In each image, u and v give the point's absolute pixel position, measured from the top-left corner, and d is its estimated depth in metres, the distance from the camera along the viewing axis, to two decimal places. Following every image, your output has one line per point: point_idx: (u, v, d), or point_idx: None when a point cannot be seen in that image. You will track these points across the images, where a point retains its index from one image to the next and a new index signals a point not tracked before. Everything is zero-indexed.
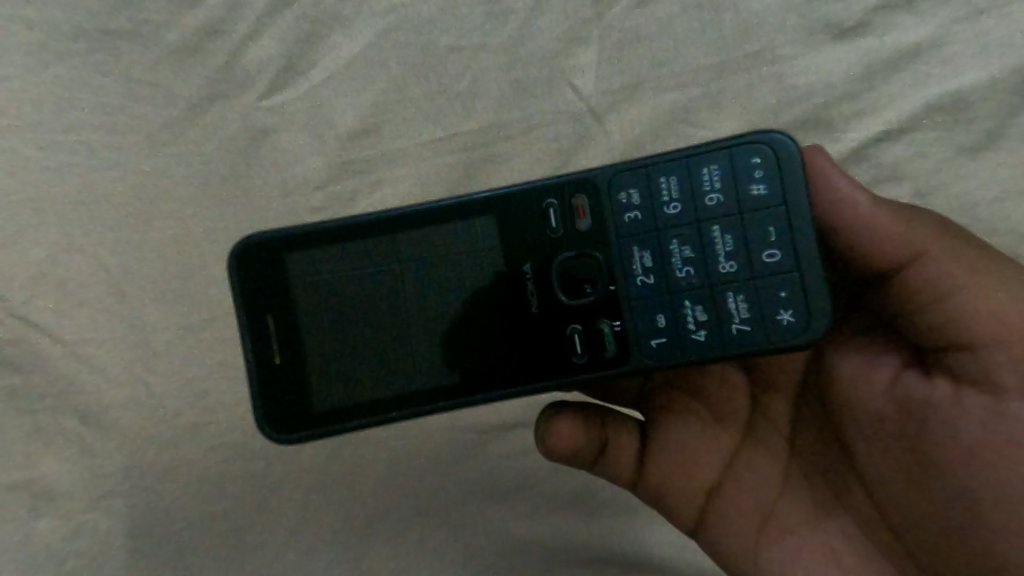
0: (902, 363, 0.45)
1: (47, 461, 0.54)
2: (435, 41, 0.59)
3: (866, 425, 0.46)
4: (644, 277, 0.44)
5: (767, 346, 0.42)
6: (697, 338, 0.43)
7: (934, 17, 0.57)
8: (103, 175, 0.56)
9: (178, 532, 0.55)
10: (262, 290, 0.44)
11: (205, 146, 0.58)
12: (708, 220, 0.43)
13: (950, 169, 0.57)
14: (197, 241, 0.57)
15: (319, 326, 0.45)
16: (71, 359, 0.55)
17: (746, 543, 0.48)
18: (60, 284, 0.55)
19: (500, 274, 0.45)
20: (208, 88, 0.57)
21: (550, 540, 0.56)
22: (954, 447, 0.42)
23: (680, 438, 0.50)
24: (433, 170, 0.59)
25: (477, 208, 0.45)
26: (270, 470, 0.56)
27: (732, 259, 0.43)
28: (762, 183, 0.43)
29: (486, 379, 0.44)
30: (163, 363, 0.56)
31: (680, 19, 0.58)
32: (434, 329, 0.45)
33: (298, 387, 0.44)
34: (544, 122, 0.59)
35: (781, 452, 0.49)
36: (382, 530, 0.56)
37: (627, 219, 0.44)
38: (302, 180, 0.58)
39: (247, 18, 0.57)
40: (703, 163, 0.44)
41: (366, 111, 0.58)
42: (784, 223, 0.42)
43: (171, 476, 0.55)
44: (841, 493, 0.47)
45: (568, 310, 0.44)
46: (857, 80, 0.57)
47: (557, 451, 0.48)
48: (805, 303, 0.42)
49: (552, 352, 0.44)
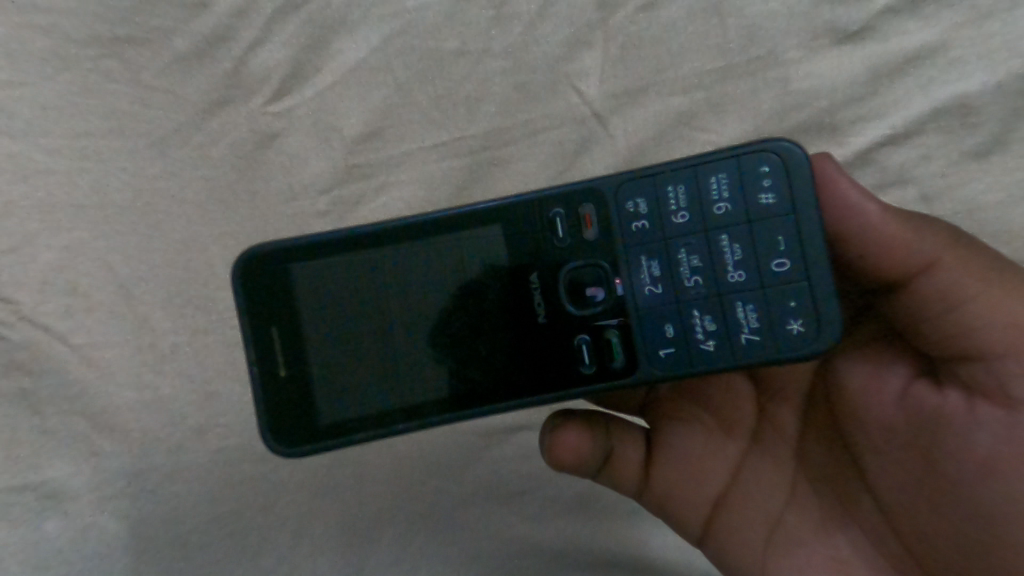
0: (913, 372, 0.44)
1: (56, 461, 0.55)
2: (440, 46, 0.59)
3: (875, 435, 0.45)
4: (652, 286, 0.42)
5: (782, 358, 0.40)
6: (706, 349, 0.41)
7: (939, 20, 0.56)
8: (114, 180, 0.58)
9: (183, 533, 0.55)
10: (263, 299, 0.42)
11: (213, 152, 0.59)
12: (716, 229, 0.41)
13: (954, 173, 0.57)
14: (205, 245, 0.59)
15: (322, 337, 0.43)
16: (82, 361, 0.56)
17: (753, 554, 0.47)
18: (73, 287, 0.57)
19: (504, 285, 0.43)
20: (217, 94, 0.58)
21: (554, 544, 0.56)
22: (967, 460, 0.41)
23: (687, 447, 0.49)
24: (437, 175, 0.59)
25: (481, 218, 0.43)
26: (275, 471, 0.57)
27: (743, 269, 0.41)
28: (771, 192, 0.40)
29: (491, 392, 0.42)
30: (170, 364, 0.58)
31: (684, 22, 0.58)
32: (439, 338, 0.43)
33: (303, 399, 0.42)
34: (548, 126, 0.59)
35: (788, 461, 0.48)
36: (384, 535, 0.56)
37: (633, 227, 0.42)
38: (309, 185, 0.59)
39: (255, 24, 0.58)
40: (711, 171, 0.41)
41: (371, 116, 0.59)
42: (796, 232, 0.40)
43: (176, 477, 0.56)
44: (851, 505, 0.46)
45: (572, 321, 0.42)
46: (863, 85, 0.57)
47: (562, 461, 0.47)
48: (826, 312, 0.40)
49: (558, 364, 0.42)
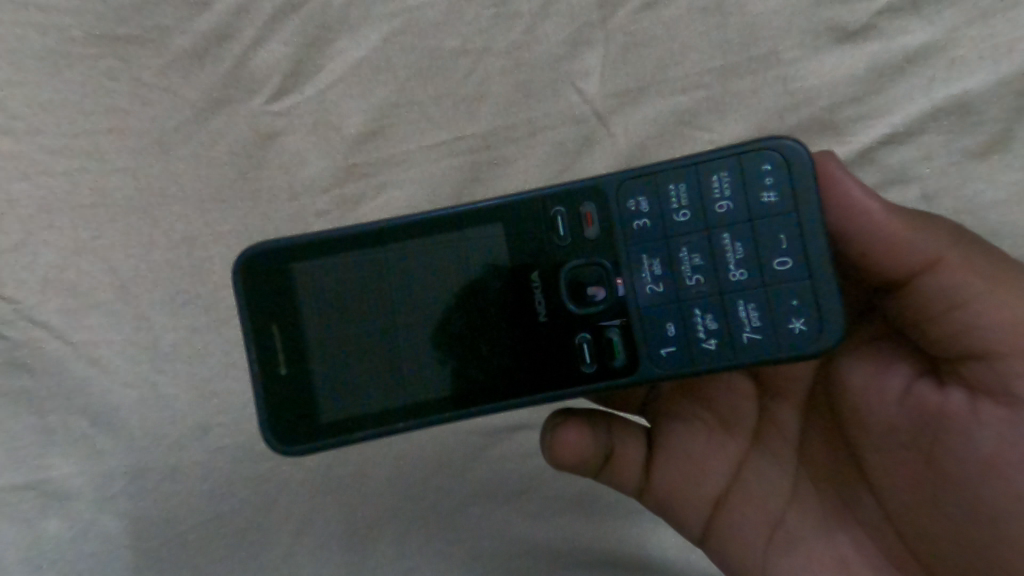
0: (915, 371, 0.44)
1: (57, 460, 0.55)
2: (441, 45, 0.59)
3: (877, 434, 0.45)
4: (653, 285, 0.42)
5: (783, 357, 0.40)
6: (708, 347, 0.41)
7: (940, 20, 0.56)
8: (114, 179, 0.58)
9: (184, 532, 0.55)
10: (263, 298, 0.42)
11: (213, 151, 0.59)
12: (718, 227, 0.41)
13: (955, 172, 0.57)
14: (206, 244, 0.59)
15: (323, 335, 0.43)
16: (82, 360, 0.56)
17: (755, 553, 0.46)
18: (74, 286, 0.57)
19: (505, 283, 0.43)
20: (218, 93, 0.58)
21: (554, 543, 0.56)
22: (970, 461, 0.41)
23: (688, 446, 0.49)
24: (438, 174, 0.59)
25: (482, 216, 0.43)
26: (276, 471, 0.56)
27: (744, 267, 0.41)
28: (773, 191, 0.40)
29: (492, 391, 0.42)
30: (171, 362, 0.57)
31: (685, 21, 0.58)
32: (440, 336, 0.43)
33: (304, 397, 0.42)
34: (549, 125, 0.59)
35: (790, 460, 0.48)
36: (385, 534, 0.56)
37: (634, 226, 0.42)
38: (310, 184, 0.59)
39: (255, 23, 0.58)
40: (713, 169, 0.41)
41: (372, 115, 0.59)
42: (798, 231, 0.40)
43: (176, 477, 0.56)
44: (852, 504, 0.46)
45: (573, 320, 0.42)
46: (864, 84, 0.57)
47: (563, 460, 0.47)
48: (828, 310, 0.40)
49: (559, 362, 0.42)
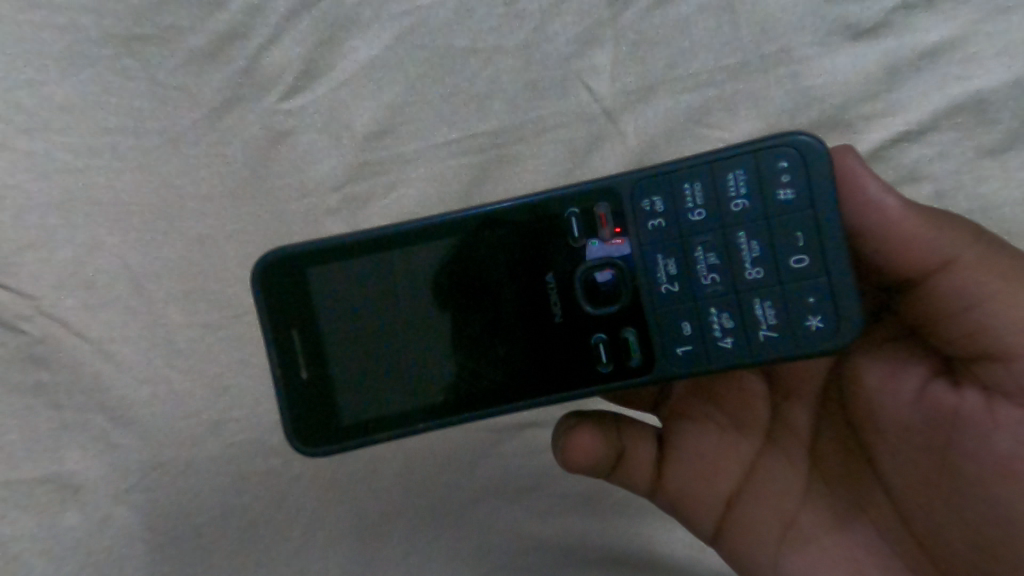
0: (929, 372, 0.44)
1: (74, 454, 0.56)
2: (452, 44, 0.59)
3: (892, 434, 0.45)
4: (669, 284, 0.42)
5: (801, 354, 0.40)
6: (724, 346, 0.41)
7: (954, 17, 0.56)
8: (128, 176, 0.58)
9: (197, 526, 0.56)
10: (283, 303, 0.42)
11: (226, 150, 0.59)
12: (733, 226, 0.41)
13: (969, 169, 0.56)
14: (218, 242, 0.59)
15: (342, 339, 0.43)
16: (98, 356, 0.57)
17: (768, 552, 0.46)
18: (89, 284, 0.57)
19: (520, 284, 0.43)
20: (230, 92, 0.59)
21: (562, 541, 0.57)
22: (985, 460, 0.41)
23: (702, 445, 0.49)
24: (449, 172, 0.59)
25: (496, 218, 0.43)
26: (287, 467, 0.57)
27: (761, 266, 0.41)
28: (790, 188, 0.40)
29: (509, 392, 0.42)
30: (184, 359, 0.58)
31: (696, 19, 0.58)
32: (457, 338, 0.43)
33: (325, 401, 0.42)
34: (558, 123, 0.59)
35: (802, 460, 0.48)
36: (396, 529, 0.56)
37: (650, 225, 0.42)
38: (321, 181, 0.60)
39: (268, 22, 0.58)
40: (728, 167, 0.41)
41: (383, 113, 0.59)
42: (815, 229, 0.40)
43: (191, 472, 0.57)
44: (866, 504, 0.46)
45: (590, 321, 0.42)
46: (877, 82, 0.57)
47: (575, 464, 0.47)
48: (845, 307, 0.40)
49: (575, 363, 0.42)
